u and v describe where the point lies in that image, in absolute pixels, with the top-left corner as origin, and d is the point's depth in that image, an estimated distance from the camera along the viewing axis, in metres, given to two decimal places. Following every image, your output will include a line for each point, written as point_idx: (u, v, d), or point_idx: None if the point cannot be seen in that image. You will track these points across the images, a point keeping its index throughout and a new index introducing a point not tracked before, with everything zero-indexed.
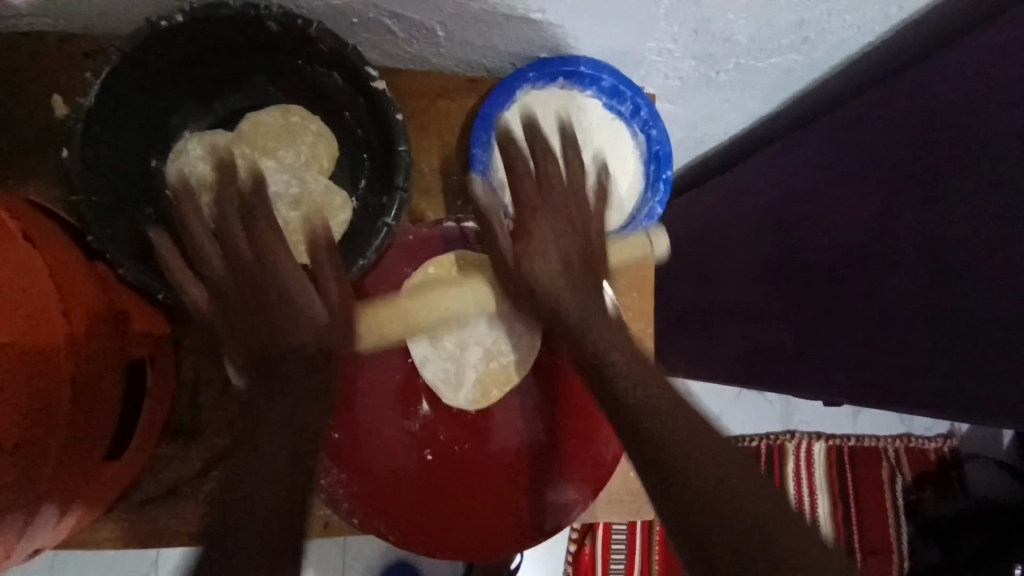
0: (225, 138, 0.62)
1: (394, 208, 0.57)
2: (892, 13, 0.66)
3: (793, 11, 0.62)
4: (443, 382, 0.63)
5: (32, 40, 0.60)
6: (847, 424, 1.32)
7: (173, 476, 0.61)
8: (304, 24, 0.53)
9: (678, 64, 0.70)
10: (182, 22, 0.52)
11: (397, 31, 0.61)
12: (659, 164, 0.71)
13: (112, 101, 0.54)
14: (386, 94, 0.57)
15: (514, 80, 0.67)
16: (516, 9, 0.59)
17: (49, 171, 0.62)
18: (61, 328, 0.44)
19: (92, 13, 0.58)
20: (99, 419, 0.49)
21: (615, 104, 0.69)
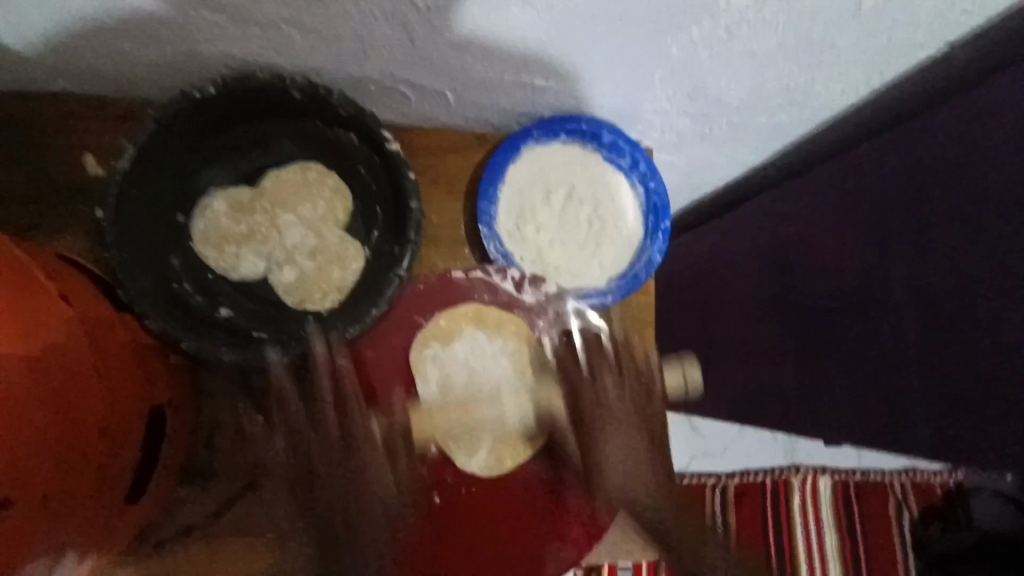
0: (248, 195, 0.66)
1: (406, 259, 0.60)
2: (875, 77, 0.70)
3: (780, 76, 0.67)
4: (456, 446, 0.64)
5: (70, 103, 0.65)
6: (852, 458, 1.30)
7: (187, 519, 0.62)
8: (326, 93, 0.58)
9: (674, 121, 0.74)
10: (215, 92, 0.57)
11: (411, 96, 0.66)
12: (658, 215, 0.74)
13: (146, 161, 0.58)
14: (400, 155, 0.61)
15: (520, 138, 0.71)
16: (522, 76, 0.64)
17: (75, 223, 0.65)
18: (93, 382, 0.46)
19: (128, 79, 0.62)
20: (123, 467, 0.51)
21: (615, 157, 0.73)
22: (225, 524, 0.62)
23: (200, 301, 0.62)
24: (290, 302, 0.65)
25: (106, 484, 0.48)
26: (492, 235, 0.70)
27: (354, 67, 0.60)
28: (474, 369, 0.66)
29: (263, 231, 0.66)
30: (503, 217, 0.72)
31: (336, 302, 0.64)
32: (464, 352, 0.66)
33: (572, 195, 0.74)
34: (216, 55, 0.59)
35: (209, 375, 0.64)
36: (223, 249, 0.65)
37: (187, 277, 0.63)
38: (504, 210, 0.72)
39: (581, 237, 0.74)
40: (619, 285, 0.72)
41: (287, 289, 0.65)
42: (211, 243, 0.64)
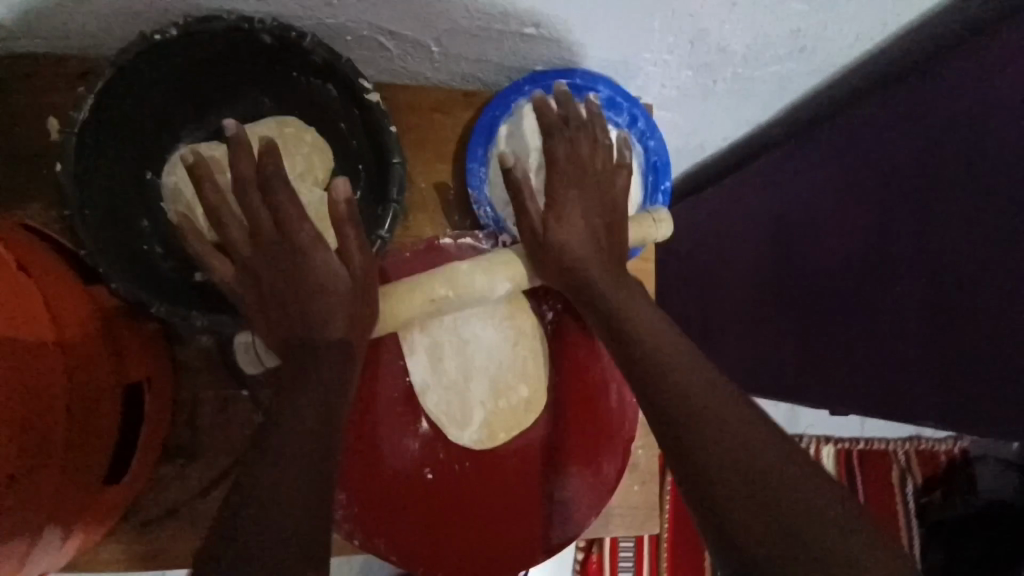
0: (218, 151, 0.62)
1: (388, 219, 0.58)
2: (891, 20, 0.65)
3: (790, 19, 0.62)
4: (446, 417, 0.63)
5: (26, 62, 0.60)
6: (855, 427, 1.28)
7: (172, 498, 0.60)
8: (299, 37, 0.54)
9: (674, 73, 0.70)
10: (176, 35, 0.52)
11: (391, 48, 0.62)
12: (658, 175, 0.70)
13: (106, 114, 0.54)
14: (381, 107, 0.57)
15: (510, 94, 0.67)
16: (510, 24, 0.59)
17: (41, 191, 0.62)
18: (58, 357, 0.43)
19: (87, 34, 0.58)
20: (99, 444, 0.49)
21: (613, 115, 0.68)
22: (214, 500, 0.61)
23: (172, 266, 0.59)
24: None
25: (80, 463, 0.46)
26: (482, 199, 0.66)
27: (328, 15, 0.56)
28: (464, 336, 0.64)
29: (234, 190, 0.62)
30: (493, 181, 0.68)
31: None
32: (454, 319, 0.64)
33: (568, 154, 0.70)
34: (177, 3, 0.54)
35: (189, 349, 0.62)
36: (193, 210, 0.61)
37: (156, 238, 0.60)
38: (494, 174, 0.68)
39: None
40: None
41: None
42: (181, 204, 0.61)
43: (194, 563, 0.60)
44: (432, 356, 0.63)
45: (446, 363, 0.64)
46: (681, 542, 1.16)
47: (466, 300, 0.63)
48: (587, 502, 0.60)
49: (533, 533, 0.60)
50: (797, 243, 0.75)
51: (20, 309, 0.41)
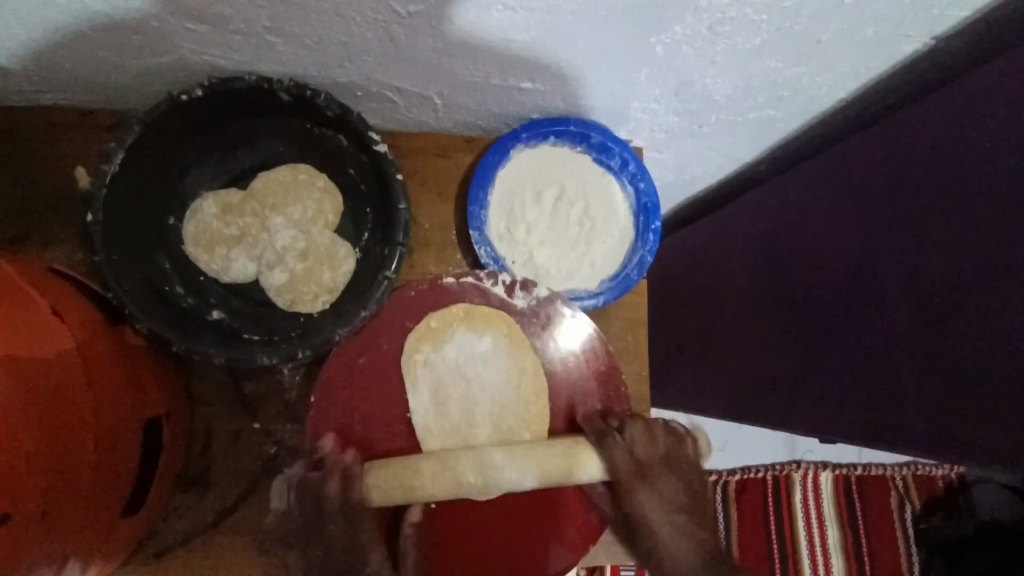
0: (237, 196, 0.66)
1: (394, 260, 0.60)
2: (861, 72, 0.70)
3: (767, 72, 0.67)
4: None
5: (61, 115, 0.65)
6: (853, 453, 1.30)
7: (186, 527, 0.62)
8: (313, 95, 0.58)
9: (663, 120, 0.74)
10: (201, 95, 0.57)
11: (399, 101, 0.66)
12: (649, 215, 0.74)
13: (132, 165, 0.58)
14: (388, 156, 0.61)
15: (508, 140, 0.71)
16: (508, 79, 0.64)
17: (67, 233, 0.65)
18: (83, 395, 0.46)
19: (117, 91, 0.63)
20: (118, 477, 0.51)
21: (605, 158, 0.74)
22: (224, 530, 0.63)
23: (191, 303, 0.63)
24: (282, 303, 0.65)
25: (100, 496, 0.48)
26: (482, 239, 0.70)
27: (341, 74, 0.61)
28: (469, 372, 0.66)
29: (252, 233, 0.67)
30: (493, 219, 0.72)
31: (327, 303, 0.65)
32: (459, 355, 0.66)
33: (562, 194, 0.74)
34: (201, 64, 0.59)
35: (205, 382, 0.65)
36: (212, 251, 0.66)
37: (178, 277, 0.64)
38: (493, 213, 0.72)
39: (572, 238, 0.74)
40: (611, 286, 0.72)
41: (277, 290, 0.66)
42: (202, 246, 0.65)
43: None
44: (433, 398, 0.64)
45: (454, 408, 0.64)
46: None
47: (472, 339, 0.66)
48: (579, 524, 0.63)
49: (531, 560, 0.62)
50: (783, 276, 0.79)
51: (51, 351, 0.44)
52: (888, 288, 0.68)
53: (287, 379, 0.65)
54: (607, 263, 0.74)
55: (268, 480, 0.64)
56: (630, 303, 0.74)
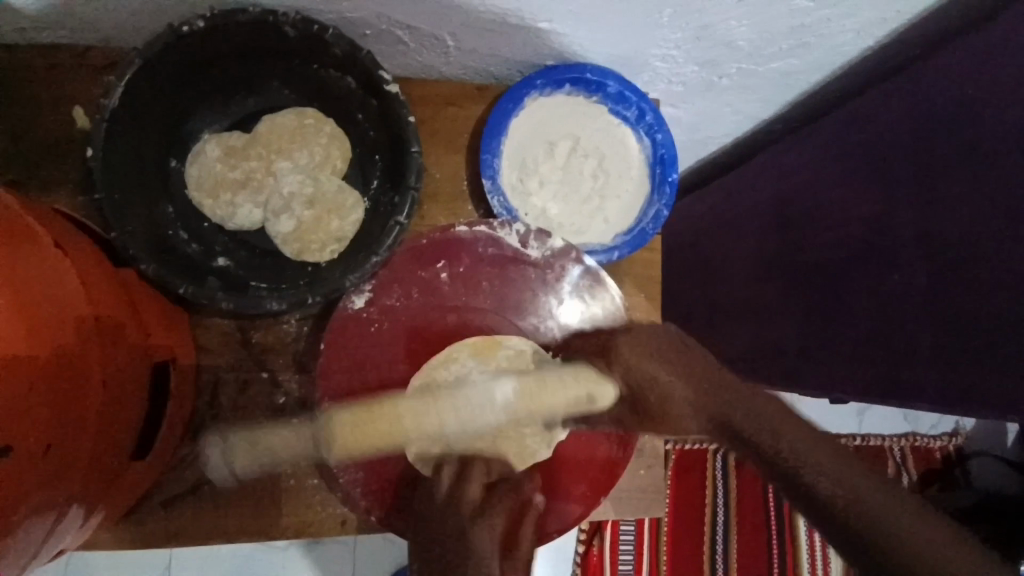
0: (241, 139, 0.64)
1: (405, 207, 0.58)
2: (890, 19, 0.67)
3: (794, 15, 0.64)
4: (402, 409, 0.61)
5: (52, 53, 0.62)
6: (852, 422, 1.27)
7: (195, 476, 0.62)
8: (320, 30, 0.55)
9: (681, 69, 0.72)
10: (202, 27, 0.54)
11: (408, 42, 0.64)
12: (665, 167, 0.72)
13: (133, 103, 0.55)
14: (399, 98, 0.58)
15: (522, 88, 0.69)
16: (524, 19, 0.61)
17: (64, 177, 0.63)
18: (92, 334, 0.45)
19: (111, 26, 0.60)
20: (126, 421, 0.50)
21: (620, 108, 0.71)
22: (235, 480, 0.62)
23: (195, 249, 0.62)
24: (289, 252, 0.63)
25: (108, 441, 0.47)
26: (495, 189, 0.67)
27: (349, 9, 0.58)
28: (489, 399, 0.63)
29: (258, 177, 0.65)
30: (505, 171, 0.70)
31: (335, 252, 0.63)
32: (455, 370, 0.64)
33: (576, 148, 0.72)
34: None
35: (210, 332, 0.63)
36: (217, 196, 0.63)
37: (181, 224, 0.63)
38: (506, 164, 0.70)
39: (584, 193, 0.72)
40: (626, 241, 0.70)
41: (285, 239, 0.64)
42: (205, 190, 0.63)
43: (216, 541, 0.62)
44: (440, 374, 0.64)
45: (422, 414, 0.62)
46: (680, 528, 1.18)
47: (507, 334, 0.67)
48: (576, 515, 0.65)
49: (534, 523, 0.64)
50: (798, 234, 0.77)
51: (58, 285, 0.43)
52: (907, 240, 0.67)
53: (295, 329, 0.64)
54: (622, 221, 0.72)
55: None
56: (641, 259, 0.73)
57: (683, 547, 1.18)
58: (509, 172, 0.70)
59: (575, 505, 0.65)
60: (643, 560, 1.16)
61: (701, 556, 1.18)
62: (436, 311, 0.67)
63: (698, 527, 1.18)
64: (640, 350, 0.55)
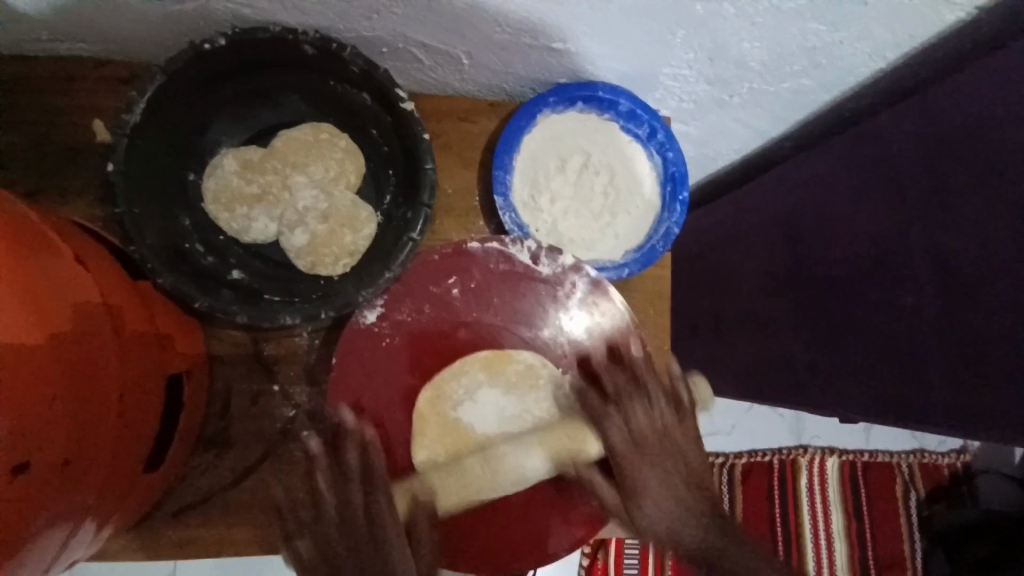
0: (257, 153, 0.65)
1: (419, 223, 0.59)
2: (902, 42, 0.68)
3: (806, 37, 0.64)
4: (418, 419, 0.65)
5: (74, 65, 0.64)
6: (860, 438, 1.25)
7: (205, 486, 0.62)
8: (339, 48, 0.56)
9: (692, 88, 0.72)
10: (223, 44, 0.55)
11: (424, 59, 0.64)
12: (676, 184, 0.72)
13: (154, 117, 0.56)
14: (414, 115, 0.59)
15: (535, 104, 0.69)
16: (539, 38, 0.62)
17: (83, 187, 0.64)
18: (109, 347, 0.46)
19: (134, 41, 0.61)
20: (139, 434, 0.50)
21: (632, 126, 0.72)
22: (245, 491, 0.63)
23: (211, 262, 0.63)
24: (302, 265, 0.64)
25: (121, 453, 0.48)
26: (507, 205, 0.68)
27: (367, 28, 0.59)
28: (505, 421, 0.65)
29: (274, 192, 0.65)
30: (517, 187, 0.70)
31: (347, 266, 0.64)
32: (466, 385, 0.66)
33: (588, 165, 0.73)
34: (224, 15, 0.57)
35: (223, 343, 0.64)
36: (233, 210, 0.64)
37: (197, 235, 0.63)
38: (518, 179, 0.71)
39: (595, 209, 0.73)
40: (636, 258, 0.70)
41: (298, 251, 0.65)
42: (220, 203, 0.64)
43: (225, 552, 0.62)
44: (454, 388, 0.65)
45: (433, 423, 0.64)
46: None
47: (517, 349, 0.68)
48: (577, 538, 0.64)
49: (531, 542, 0.64)
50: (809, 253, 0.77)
51: (77, 299, 0.44)
52: (918, 261, 0.67)
53: (307, 341, 0.65)
54: (633, 238, 0.72)
55: (287, 441, 0.64)
56: (652, 276, 0.73)
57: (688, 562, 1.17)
58: (521, 189, 0.71)
59: (575, 530, 0.64)
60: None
61: None
62: (450, 323, 0.67)
63: None
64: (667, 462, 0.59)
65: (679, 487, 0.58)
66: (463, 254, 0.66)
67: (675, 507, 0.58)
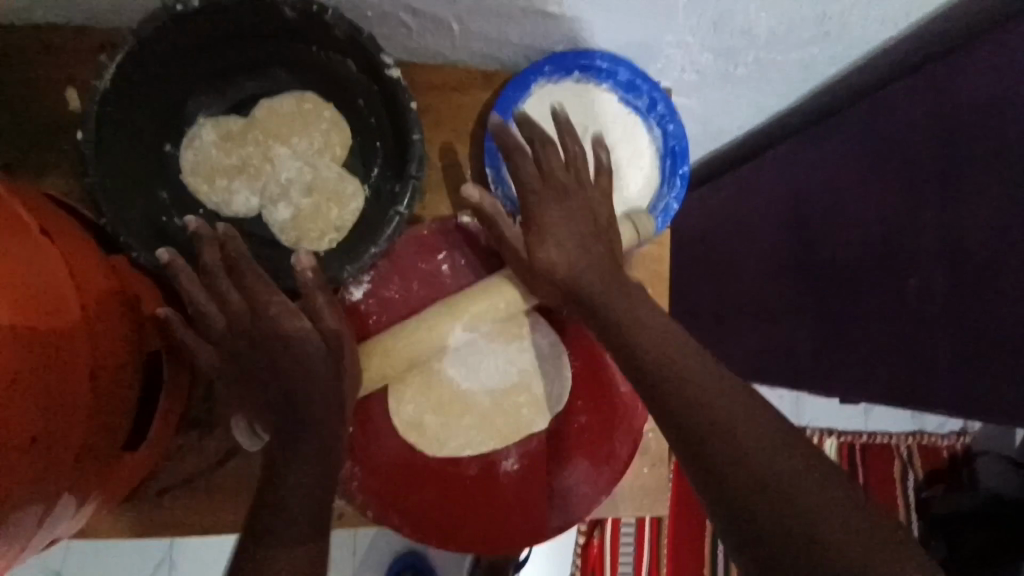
0: (238, 124, 0.62)
1: (407, 196, 0.56)
2: (918, 8, 0.64)
3: (819, 3, 0.61)
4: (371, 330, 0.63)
5: (45, 32, 0.60)
6: (859, 420, 1.24)
7: (191, 468, 0.61)
8: (321, 11, 0.53)
9: (695, 58, 0.69)
10: (197, 7, 0.52)
11: (413, 25, 0.61)
12: (675, 159, 0.70)
13: (128, 86, 0.54)
14: (401, 83, 0.56)
15: (530, 75, 0.67)
16: (534, 3, 0.58)
17: (58, 160, 0.61)
18: (81, 328, 0.43)
19: (105, 5, 0.58)
20: (116, 417, 0.49)
21: (631, 98, 0.69)
22: (231, 472, 0.62)
23: (191, 237, 0.60)
24: (286, 241, 0.62)
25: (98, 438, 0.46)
26: (500, 179, 0.65)
27: None
28: (482, 367, 0.64)
29: (255, 163, 0.63)
30: None
31: (335, 242, 0.62)
32: (440, 326, 0.63)
33: (584, 137, 0.70)
34: None
35: None
36: (213, 182, 0.62)
37: (177, 209, 0.61)
38: None
39: None
40: None
41: (282, 227, 0.62)
42: (201, 176, 0.61)
43: (213, 534, 0.62)
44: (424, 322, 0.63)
45: (404, 361, 0.64)
46: (682, 524, 1.17)
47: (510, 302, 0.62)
48: (593, 477, 0.63)
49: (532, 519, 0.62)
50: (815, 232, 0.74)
51: (47, 276, 0.42)
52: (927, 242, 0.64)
53: None
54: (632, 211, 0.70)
55: None
56: (650, 253, 0.71)
57: (685, 545, 1.16)
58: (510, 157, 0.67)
59: (582, 500, 0.62)
60: (643, 557, 1.15)
61: (702, 555, 1.17)
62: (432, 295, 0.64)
63: (699, 526, 1.17)
64: (569, 220, 0.55)
65: (574, 243, 0.54)
66: (451, 227, 0.64)
67: (584, 255, 0.54)
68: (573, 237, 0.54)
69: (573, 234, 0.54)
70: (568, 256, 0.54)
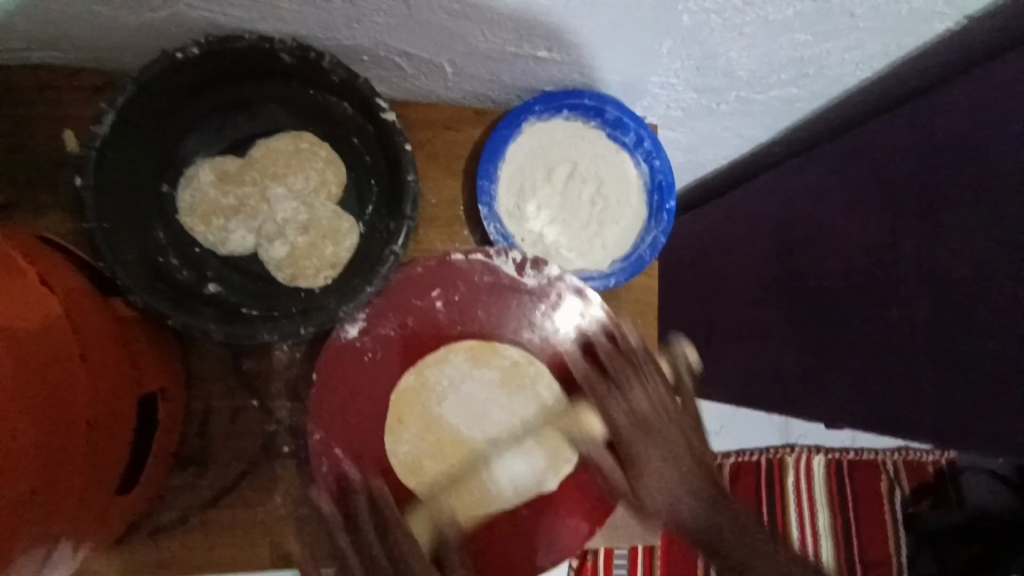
0: (234, 164, 0.63)
1: (401, 236, 0.57)
2: (890, 51, 0.67)
3: (796, 47, 0.64)
4: (398, 406, 0.65)
5: (44, 73, 0.61)
6: (845, 438, 1.26)
7: (184, 505, 0.61)
8: (318, 57, 0.54)
9: (680, 96, 0.71)
10: (196, 53, 0.53)
11: (407, 67, 0.63)
12: (663, 194, 0.71)
13: (126, 128, 0.55)
14: (396, 126, 0.58)
15: (521, 112, 0.68)
16: (524, 47, 0.61)
17: (54, 198, 0.62)
18: (78, 373, 0.44)
19: (105, 48, 0.59)
20: (112, 458, 0.49)
21: (619, 134, 0.71)
22: (223, 510, 0.61)
23: (187, 276, 0.62)
24: (282, 278, 0.63)
25: (94, 481, 0.46)
26: (493, 215, 0.67)
27: (348, 36, 0.58)
28: (490, 413, 0.67)
29: (252, 203, 0.64)
30: (502, 195, 0.69)
31: (329, 279, 0.63)
32: (448, 375, 0.66)
33: (573, 173, 0.72)
34: (198, 22, 0.55)
35: (203, 360, 0.63)
36: (209, 222, 0.63)
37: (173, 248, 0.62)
38: (503, 189, 0.70)
39: (582, 219, 0.72)
40: (623, 268, 0.69)
41: (278, 264, 0.63)
42: (197, 216, 0.62)
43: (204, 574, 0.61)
44: (442, 380, 0.66)
45: (414, 412, 0.65)
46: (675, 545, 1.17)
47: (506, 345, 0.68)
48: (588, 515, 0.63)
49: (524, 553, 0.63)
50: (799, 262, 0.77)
51: (45, 323, 0.42)
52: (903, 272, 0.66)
53: (289, 355, 0.63)
54: (620, 245, 0.72)
55: (265, 458, 0.62)
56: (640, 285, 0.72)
57: (679, 566, 1.16)
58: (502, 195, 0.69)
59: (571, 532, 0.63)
60: None
61: None
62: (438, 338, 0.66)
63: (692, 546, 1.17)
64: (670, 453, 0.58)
65: (677, 467, 0.57)
66: (448, 267, 0.65)
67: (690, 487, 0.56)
68: (676, 469, 0.57)
69: (670, 465, 0.57)
70: (662, 470, 0.57)
